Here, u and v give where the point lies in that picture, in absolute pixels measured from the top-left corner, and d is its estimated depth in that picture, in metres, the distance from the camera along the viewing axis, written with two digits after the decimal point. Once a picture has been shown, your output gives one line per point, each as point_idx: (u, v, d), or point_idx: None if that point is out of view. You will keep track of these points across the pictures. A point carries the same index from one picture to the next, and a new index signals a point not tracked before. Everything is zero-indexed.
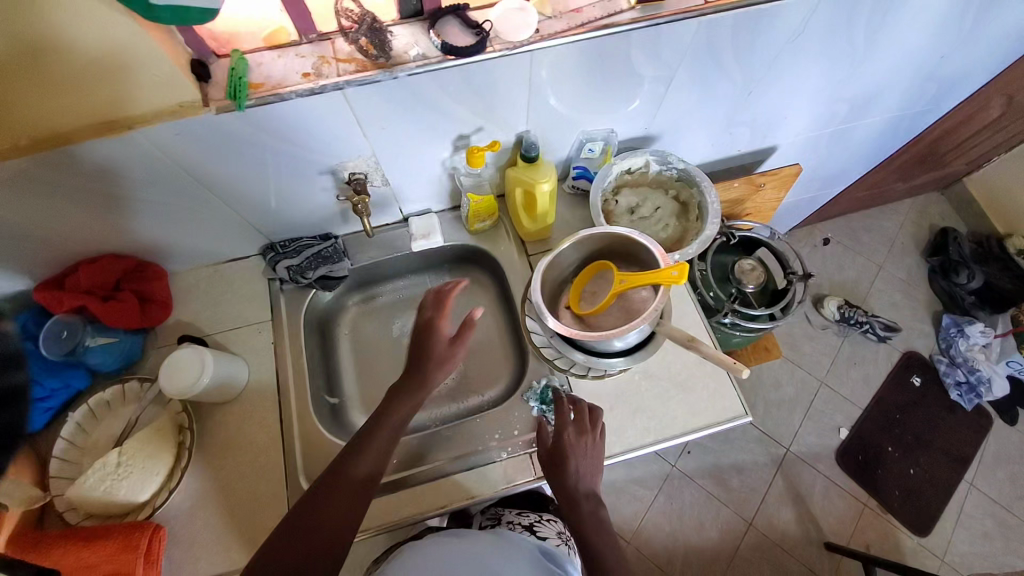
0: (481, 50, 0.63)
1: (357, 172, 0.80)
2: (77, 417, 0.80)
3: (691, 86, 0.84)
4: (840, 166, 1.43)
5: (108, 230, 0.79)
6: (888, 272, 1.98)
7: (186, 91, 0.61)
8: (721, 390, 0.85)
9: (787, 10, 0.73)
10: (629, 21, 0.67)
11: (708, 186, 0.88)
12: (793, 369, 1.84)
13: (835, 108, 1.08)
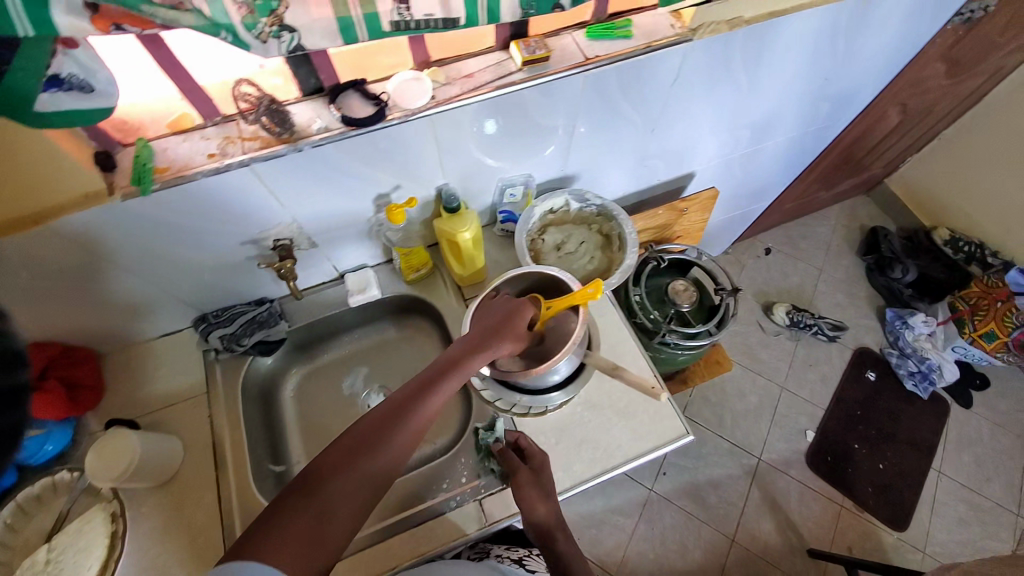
0: (379, 119, 0.68)
1: (282, 239, 0.82)
2: (5, 518, 0.76)
3: (595, 129, 0.90)
4: (763, 181, 1.52)
5: (24, 321, 0.77)
6: (829, 274, 2.08)
7: (91, 182, 0.62)
8: (661, 412, 0.87)
9: (664, 57, 0.80)
10: (520, 81, 0.73)
11: (625, 219, 0.94)
12: (755, 377, 1.88)
13: (739, 133, 1.16)
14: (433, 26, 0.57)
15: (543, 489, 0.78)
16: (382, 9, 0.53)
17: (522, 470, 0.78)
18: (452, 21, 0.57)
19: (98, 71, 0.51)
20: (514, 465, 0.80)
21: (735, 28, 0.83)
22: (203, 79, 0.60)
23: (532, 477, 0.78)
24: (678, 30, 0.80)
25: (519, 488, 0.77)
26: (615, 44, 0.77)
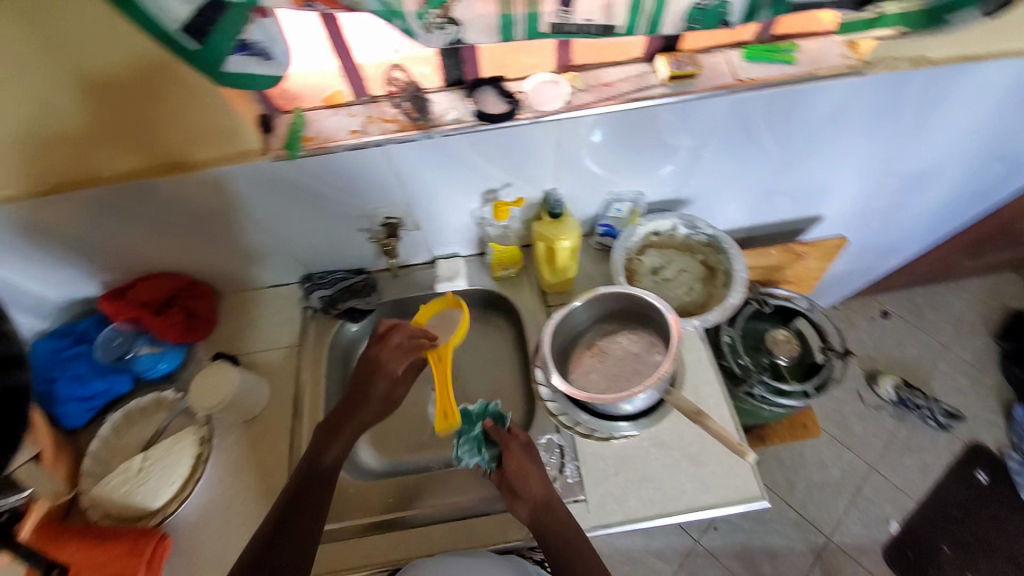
0: (511, 118, 0.69)
1: (392, 217, 0.86)
2: (114, 420, 0.87)
3: (725, 155, 0.84)
4: (896, 238, 1.35)
5: (166, 251, 0.87)
6: (951, 353, 1.81)
7: (249, 143, 0.70)
8: (736, 468, 0.79)
9: (825, 88, 0.74)
10: (659, 95, 0.70)
11: (736, 253, 0.88)
12: (841, 450, 1.69)
13: (884, 182, 1.04)
14: (588, 31, 0.56)
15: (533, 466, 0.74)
16: (545, 10, 0.53)
17: (511, 441, 0.74)
18: (610, 28, 0.56)
19: (278, 42, 0.56)
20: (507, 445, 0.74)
21: (919, 67, 0.74)
22: (362, 57, 0.66)
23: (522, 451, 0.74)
24: (851, 61, 0.74)
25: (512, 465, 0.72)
26: (772, 66, 0.73)
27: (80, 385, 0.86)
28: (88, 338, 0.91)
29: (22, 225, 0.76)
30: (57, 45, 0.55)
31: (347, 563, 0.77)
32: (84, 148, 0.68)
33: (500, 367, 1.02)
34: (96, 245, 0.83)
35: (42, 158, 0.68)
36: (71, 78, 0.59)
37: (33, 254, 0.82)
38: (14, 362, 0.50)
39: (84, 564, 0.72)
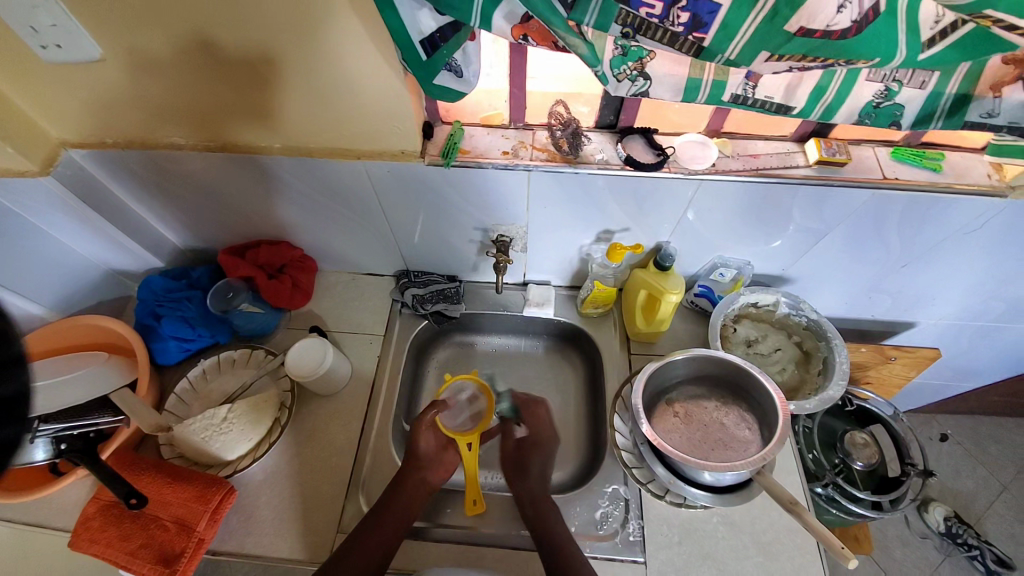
0: (658, 168, 0.72)
1: (506, 235, 0.89)
2: (205, 366, 0.92)
3: (844, 245, 0.84)
4: (986, 361, 1.28)
5: (292, 222, 0.94)
6: (1014, 496, 1.62)
7: (410, 144, 0.76)
8: (807, 568, 0.76)
9: (969, 202, 0.73)
10: (802, 176, 0.72)
11: (839, 345, 0.86)
12: (879, 573, 1.51)
13: (992, 305, 1.00)
14: (765, 106, 0.60)
15: (543, 456, 0.85)
16: (732, 81, 0.57)
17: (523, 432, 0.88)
18: (787, 108, 0.59)
19: (472, 64, 0.59)
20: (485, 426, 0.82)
21: None
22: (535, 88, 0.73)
23: (534, 441, 0.86)
24: (994, 181, 0.72)
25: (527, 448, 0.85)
26: (918, 171, 0.73)
27: (184, 327, 0.91)
28: (199, 285, 0.97)
29: (184, 173, 0.84)
30: (207, 30, 0.62)
31: (393, 564, 0.77)
32: (193, 117, 0.76)
33: (565, 401, 1.03)
34: (234, 202, 0.90)
35: (176, 116, 0.76)
36: (257, 57, 0.65)
37: (178, 196, 0.89)
38: (16, 361, 0.37)
39: (156, 500, 0.75)
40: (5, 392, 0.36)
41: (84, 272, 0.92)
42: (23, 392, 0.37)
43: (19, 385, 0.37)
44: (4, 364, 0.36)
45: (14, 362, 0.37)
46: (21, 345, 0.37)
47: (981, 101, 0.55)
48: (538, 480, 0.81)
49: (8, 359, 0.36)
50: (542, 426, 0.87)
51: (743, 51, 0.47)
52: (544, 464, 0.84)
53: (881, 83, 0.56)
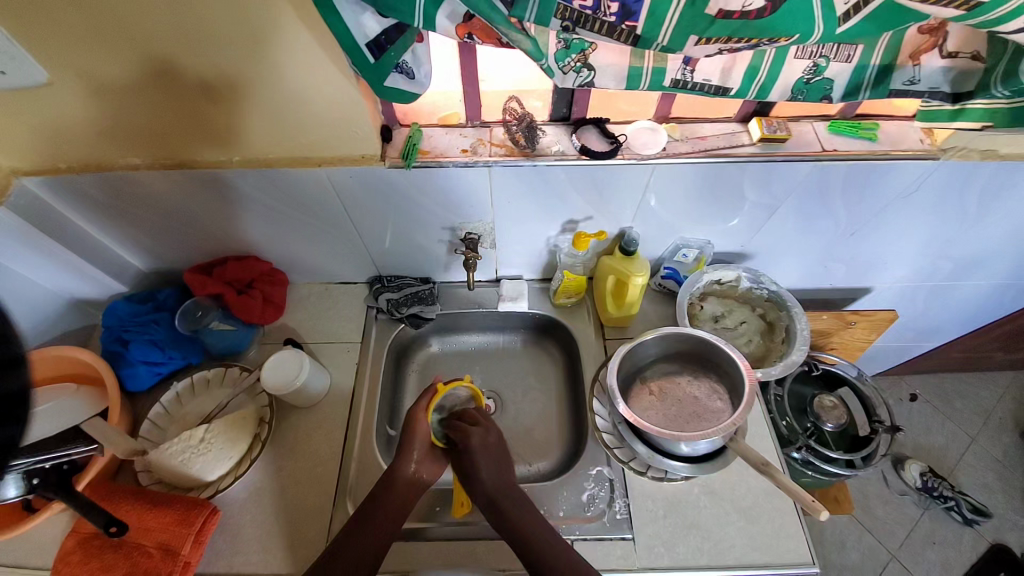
0: (612, 156, 0.75)
1: (474, 233, 0.90)
2: (179, 389, 0.91)
3: (796, 217, 0.88)
4: (940, 320, 1.35)
5: (259, 236, 0.93)
6: (979, 446, 1.71)
7: (371, 149, 0.77)
8: (786, 528, 0.80)
9: (903, 167, 0.78)
10: (748, 154, 0.76)
11: (799, 313, 0.91)
12: (862, 532, 1.57)
13: (938, 264, 1.06)
14: (704, 89, 0.63)
15: (494, 458, 0.77)
16: (671, 67, 0.60)
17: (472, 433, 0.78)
18: (724, 89, 0.63)
19: (423, 65, 0.61)
20: (464, 429, 0.79)
21: (987, 159, 0.78)
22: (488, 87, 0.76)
23: (483, 442, 0.78)
24: (926, 145, 0.77)
25: (470, 451, 0.76)
26: (855, 141, 0.77)
27: (153, 350, 0.90)
28: (166, 307, 0.95)
29: (142, 194, 0.83)
30: (156, 49, 0.62)
31: (386, 567, 0.77)
32: (150, 137, 0.75)
33: (546, 392, 1.04)
34: (198, 221, 0.89)
35: (130, 138, 0.75)
36: (208, 72, 0.65)
37: (139, 219, 0.88)
38: (15, 362, 0.41)
39: (137, 528, 0.73)
40: None
41: (47, 303, 0.90)
42: (26, 389, 0.42)
43: None
44: (6, 364, 0.40)
45: (13, 363, 0.41)
46: (19, 346, 0.42)
47: (903, 70, 0.60)
48: (492, 477, 0.75)
49: (8, 359, 0.41)
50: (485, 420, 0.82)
51: (673, 37, 0.50)
52: (495, 464, 0.77)
53: (808, 59, 0.60)
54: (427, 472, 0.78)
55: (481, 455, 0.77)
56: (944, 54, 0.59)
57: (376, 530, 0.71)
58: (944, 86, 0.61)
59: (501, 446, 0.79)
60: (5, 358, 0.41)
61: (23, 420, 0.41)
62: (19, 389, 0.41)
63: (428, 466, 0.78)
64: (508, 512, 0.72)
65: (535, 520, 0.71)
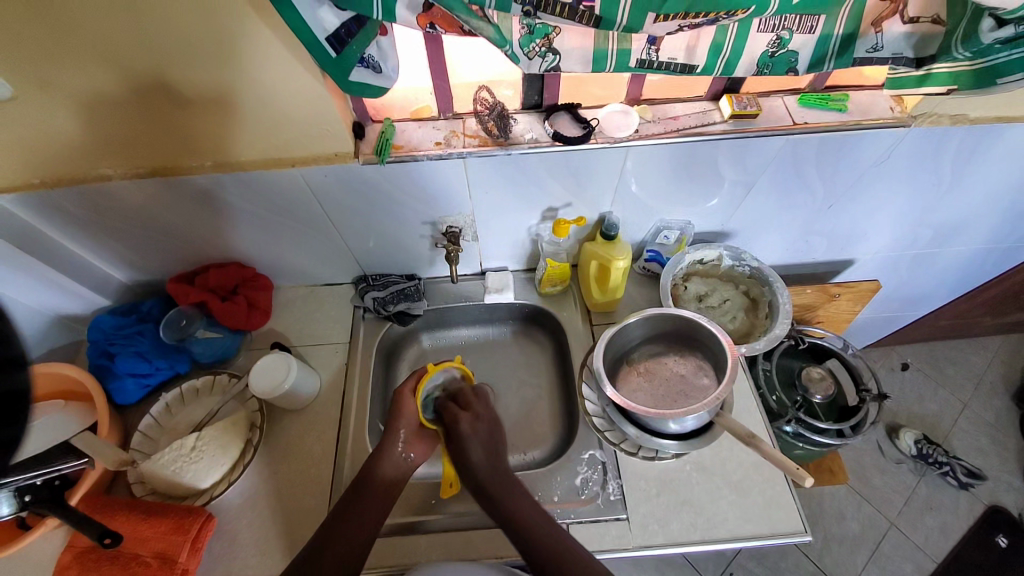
0: (585, 141, 0.75)
1: (455, 226, 0.90)
2: (168, 399, 0.90)
3: (773, 193, 0.89)
4: (925, 288, 1.37)
5: (239, 242, 0.93)
6: (971, 411, 1.74)
7: (344, 146, 0.76)
8: (778, 498, 0.81)
9: (873, 137, 0.79)
10: (720, 131, 0.76)
11: (781, 287, 0.92)
12: (860, 502, 1.59)
13: (918, 232, 1.07)
14: (671, 67, 0.63)
15: (485, 442, 0.80)
16: (636, 47, 0.60)
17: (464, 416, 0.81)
18: (690, 67, 0.63)
19: (389, 59, 0.62)
20: (456, 411, 0.82)
21: (957, 125, 0.78)
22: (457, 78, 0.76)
23: (475, 425, 0.80)
24: (896, 113, 0.78)
25: (462, 435, 0.79)
26: (826, 113, 0.78)
27: (139, 361, 0.89)
28: (151, 318, 0.95)
29: (118, 205, 0.82)
30: (121, 57, 0.61)
31: (385, 562, 0.78)
32: (122, 147, 0.74)
33: (538, 381, 1.05)
34: (177, 230, 0.89)
35: (102, 148, 0.74)
36: (176, 77, 0.65)
37: (117, 231, 0.87)
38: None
39: (132, 538, 0.73)
40: None
41: (28, 321, 0.89)
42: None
43: None
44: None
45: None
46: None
47: (866, 37, 0.61)
48: (483, 462, 0.77)
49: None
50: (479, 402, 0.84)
51: (631, 15, 0.50)
52: (488, 449, 0.79)
53: (772, 32, 0.60)
54: (414, 451, 0.80)
55: (473, 438, 0.79)
56: (905, 20, 0.60)
57: (365, 518, 0.72)
58: (907, 52, 0.62)
59: (495, 429, 0.82)
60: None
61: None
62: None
63: (415, 445, 0.81)
64: (499, 496, 0.74)
65: (525, 502, 0.73)
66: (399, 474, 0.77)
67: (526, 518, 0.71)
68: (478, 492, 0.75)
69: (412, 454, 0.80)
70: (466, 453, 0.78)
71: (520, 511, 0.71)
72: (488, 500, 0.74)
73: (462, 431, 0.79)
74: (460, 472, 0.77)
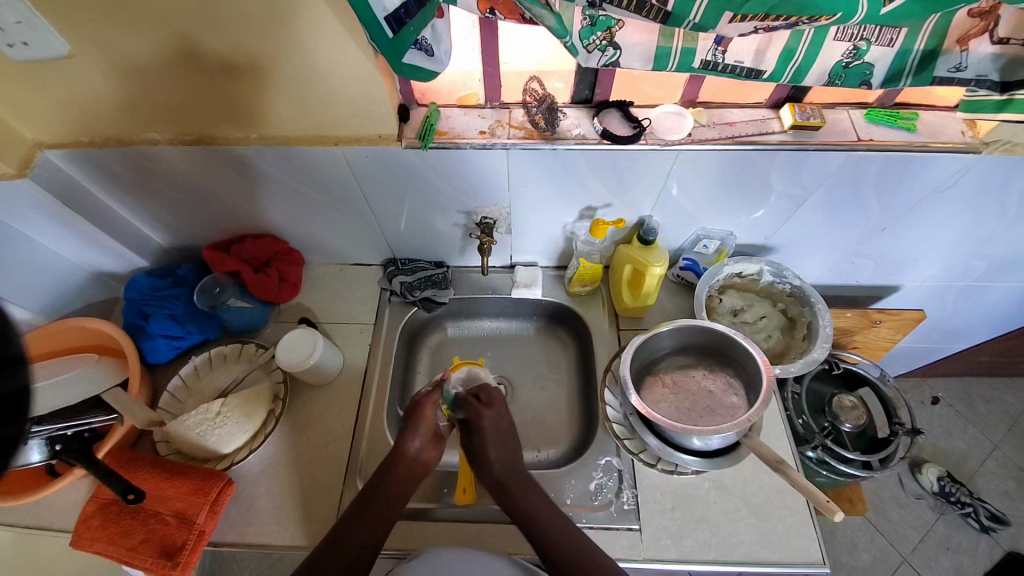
0: (634, 141, 0.73)
1: (489, 217, 0.89)
2: (198, 362, 0.93)
3: (824, 210, 0.85)
4: (970, 322, 1.30)
5: (277, 216, 0.94)
6: (1003, 454, 1.66)
7: (388, 128, 0.76)
8: (797, 527, 0.78)
9: (942, 160, 0.74)
10: (778, 142, 0.73)
11: (822, 309, 0.88)
12: (874, 534, 1.54)
13: (972, 264, 1.01)
14: (735, 72, 0.60)
15: (505, 440, 0.78)
16: (700, 47, 0.58)
17: (482, 409, 0.80)
18: (758, 72, 0.60)
19: (443, 43, 0.60)
20: (477, 410, 0.80)
21: None
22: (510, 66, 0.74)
23: (494, 426, 0.79)
24: (967, 138, 0.73)
25: (482, 435, 0.77)
26: (893, 131, 0.74)
27: (173, 325, 0.91)
28: (186, 282, 0.97)
29: (164, 169, 0.83)
30: (177, 23, 0.61)
31: (394, 546, 0.78)
32: (172, 111, 0.75)
33: (557, 381, 1.04)
34: (216, 199, 0.90)
35: (154, 114, 0.75)
36: (228, 48, 0.64)
37: (158, 194, 0.88)
38: (14, 362, 0.37)
39: (155, 496, 0.75)
40: (8, 389, 0.36)
41: (70, 276, 0.92)
42: (24, 389, 0.37)
43: (18, 384, 0.37)
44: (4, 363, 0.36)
45: (13, 362, 0.37)
46: (21, 344, 0.37)
47: (949, 56, 0.57)
48: (500, 461, 0.76)
49: (8, 359, 0.36)
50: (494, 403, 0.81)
51: (706, 14, 0.48)
52: (505, 451, 0.77)
53: (849, 42, 0.56)
54: (430, 452, 0.79)
55: (491, 439, 0.77)
56: (995, 40, 0.54)
57: (380, 520, 0.71)
58: (993, 74, 0.57)
59: (513, 427, 0.81)
60: (4, 358, 0.36)
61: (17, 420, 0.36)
62: (15, 391, 0.37)
63: (429, 449, 0.79)
64: (516, 493, 0.73)
65: (545, 508, 0.71)
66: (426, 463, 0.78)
67: (558, 532, 0.69)
68: (494, 489, 0.75)
69: (430, 453, 0.79)
70: (483, 454, 0.76)
71: (535, 512, 0.71)
72: (505, 498, 0.73)
73: (483, 429, 0.78)
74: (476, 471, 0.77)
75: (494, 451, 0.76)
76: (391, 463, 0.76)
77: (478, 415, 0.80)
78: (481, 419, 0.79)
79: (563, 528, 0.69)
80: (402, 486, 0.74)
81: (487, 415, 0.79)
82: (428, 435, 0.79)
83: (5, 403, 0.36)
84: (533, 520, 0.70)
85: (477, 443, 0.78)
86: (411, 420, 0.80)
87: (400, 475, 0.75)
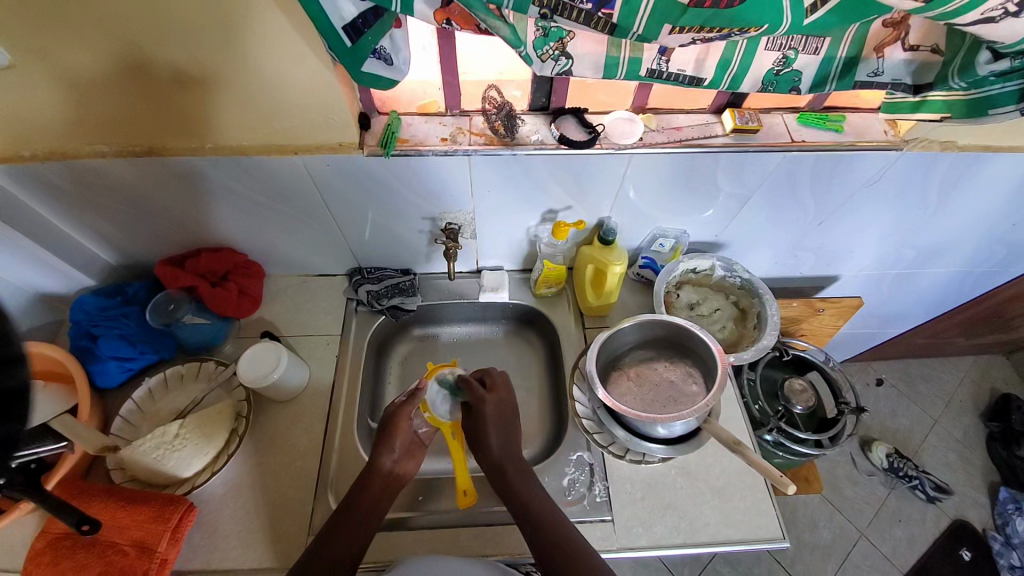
0: (590, 146, 0.76)
1: (454, 223, 0.90)
2: (151, 385, 0.88)
3: (768, 208, 0.91)
4: (904, 306, 1.41)
5: (236, 228, 0.92)
6: (939, 428, 1.80)
7: (349, 136, 0.76)
8: (758, 506, 0.83)
9: (867, 158, 0.81)
10: (721, 144, 0.78)
11: (769, 299, 0.94)
12: (832, 512, 1.64)
13: (901, 252, 1.11)
14: (680, 79, 0.65)
15: (504, 425, 0.78)
16: (647, 57, 0.62)
17: (483, 395, 0.78)
18: (699, 80, 0.65)
19: (401, 52, 0.62)
20: (478, 396, 0.78)
21: (947, 150, 0.81)
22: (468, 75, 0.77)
23: (497, 410, 0.78)
24: (890, 136, 0.81)
25: (482, 418, 0.77)
26: (823, 133, 0.81)
27: (123, 345, 0.87)
28: (137, 301, 0.93)
29: (111, 184, 0.80)
30: (125, 33, 0.60)
31: (371, 558, 0.77)
32: (119, 122, 0.72)
33: (528, 382, 1.05)
34: (170, 213, 0.87)
35: (100, 126, 0.72)
36: (182, 59, 0.63)
37: (106, 209, 0.85)
38: (13, 360, 0.38)
39: (112, 525, 0.71)
40: (10, 386, 0.37)
41: (7, 299, 0.86)
42: (23, 388, 0.38)
43: (20, 381, 0.38)
44: (5, 362, 0.37)
45: (12, 361, 0.38)
46: (18, 344, 0.38)
47: (868, 62, 0.63)
48: (499, 444, 0.77)
49: (7, 357, 0.38)
50: (505, 380, 0.81)
51: (648, 26, 0.51)
52: (504, 433, 0.78)
53: (778, 51, 0.62)
54: (406, 468, 0.78)
55: (492, 425, 0.77)
56: (905, 47, 0.61)
57: (356, 533, 0.70)
58: (906, 78, 0.64)
59: (514, 412, 0.80)
60: (5, 357, 0.37)
61: (16, 419, 0.37)
62: (15, 387, 0.37)
63: (405, 461, 0.78)
64: (512, 479, 0.75)
65: (540, 496, 0.74)
66: (402, 474, 0.77)
67: (550, 518, 0.71)
68: (492, 473, 0.76)
69: (406, 465, 0.78)
70: (484, 437, 0.76)
71: (531, 499, 0.73)
72: (503, 484, 0.75)
73: (483, 416, 0.77)
74: (475, 451, 0.77)
75: (496, 434, 0.77)
76: (365, 479, 0.75)
77: (479, 400, 0.78)
78: (482, 406, 0.77)
79: (556, 518, 0.71)
80: (376, 499, 0.74)
81: (488, 399, 0.78)
82: (402, 450, 0.78)
83: (7, 398, 0.37)
84: (522, 517, 0.71)
85: (479, 429, 0.77)
86: (385, 433, 0.79)
87: (375, 488, 0.74)
